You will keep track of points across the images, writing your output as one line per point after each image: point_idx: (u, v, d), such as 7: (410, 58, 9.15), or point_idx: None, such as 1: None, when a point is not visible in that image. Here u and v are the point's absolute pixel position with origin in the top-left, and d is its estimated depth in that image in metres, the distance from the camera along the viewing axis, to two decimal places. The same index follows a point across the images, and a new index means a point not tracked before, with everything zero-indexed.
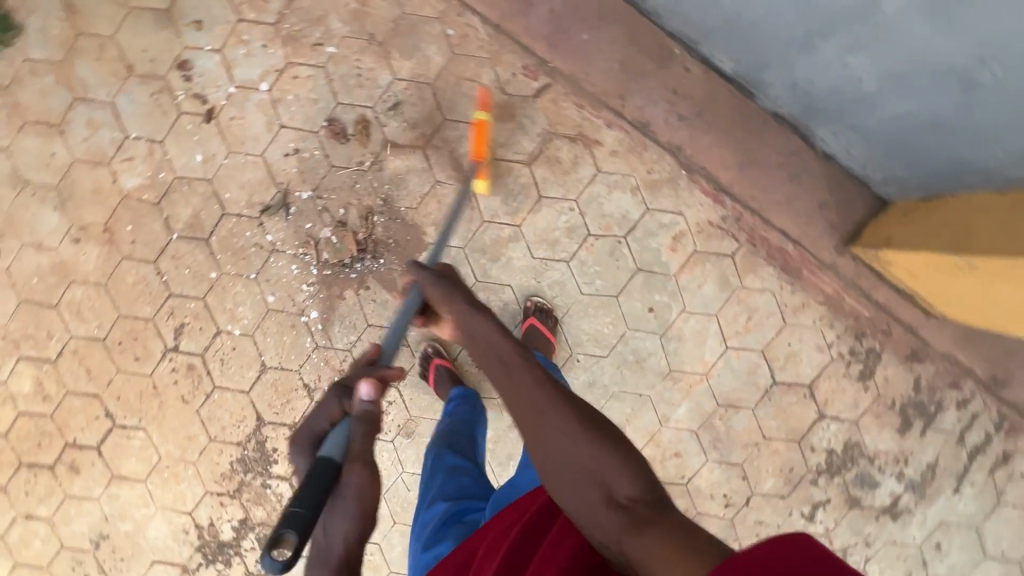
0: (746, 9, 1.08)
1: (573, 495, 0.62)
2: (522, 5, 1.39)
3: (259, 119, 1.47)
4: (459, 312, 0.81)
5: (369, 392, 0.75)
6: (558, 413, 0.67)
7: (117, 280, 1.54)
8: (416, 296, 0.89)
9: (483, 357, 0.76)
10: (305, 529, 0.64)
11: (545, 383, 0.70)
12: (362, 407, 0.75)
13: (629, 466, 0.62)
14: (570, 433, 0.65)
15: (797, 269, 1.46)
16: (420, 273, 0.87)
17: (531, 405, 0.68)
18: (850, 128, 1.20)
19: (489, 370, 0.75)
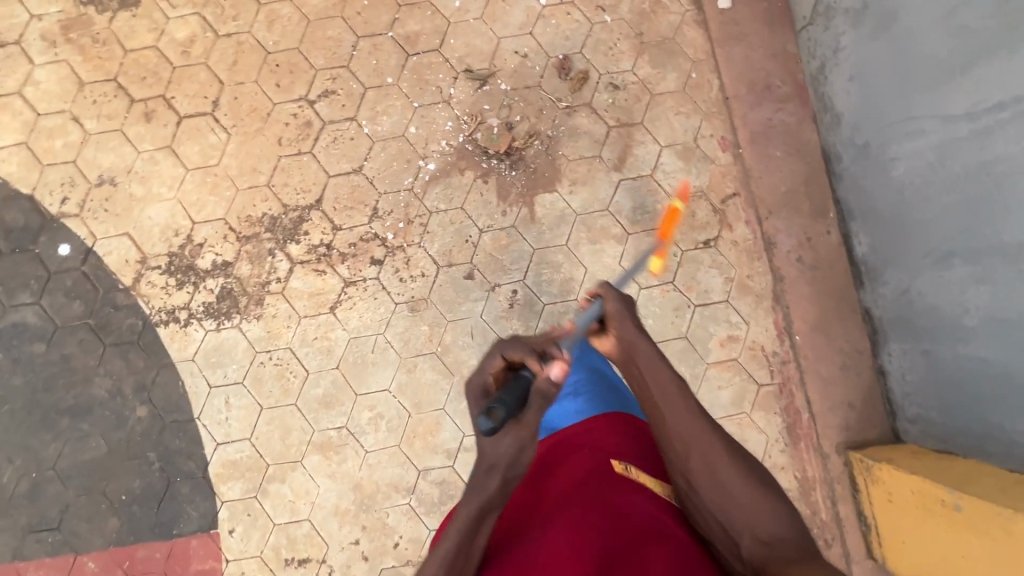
0: (921, 204, 1.27)
1: (711, 512, 0.72)
2: (753, 100, 1.63)
3: (519, 16, 1.68)
4: (625, 334, 0.86)
5: (559, 372, 0.72)
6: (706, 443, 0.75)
7: (321, 26, 1.68)
8: (597, 309, 0.87)
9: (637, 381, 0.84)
10: (510, 412, 0.69)
11: (699, 415, 0.78)
12: (546, 379, 0.72)
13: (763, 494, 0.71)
14: (718, 461, 0.74)
15: (798, 437, 1.55)
16: (606, 291, 0.88)
17: (685, 435, 0.77)
18: (921, 351, 1.36)
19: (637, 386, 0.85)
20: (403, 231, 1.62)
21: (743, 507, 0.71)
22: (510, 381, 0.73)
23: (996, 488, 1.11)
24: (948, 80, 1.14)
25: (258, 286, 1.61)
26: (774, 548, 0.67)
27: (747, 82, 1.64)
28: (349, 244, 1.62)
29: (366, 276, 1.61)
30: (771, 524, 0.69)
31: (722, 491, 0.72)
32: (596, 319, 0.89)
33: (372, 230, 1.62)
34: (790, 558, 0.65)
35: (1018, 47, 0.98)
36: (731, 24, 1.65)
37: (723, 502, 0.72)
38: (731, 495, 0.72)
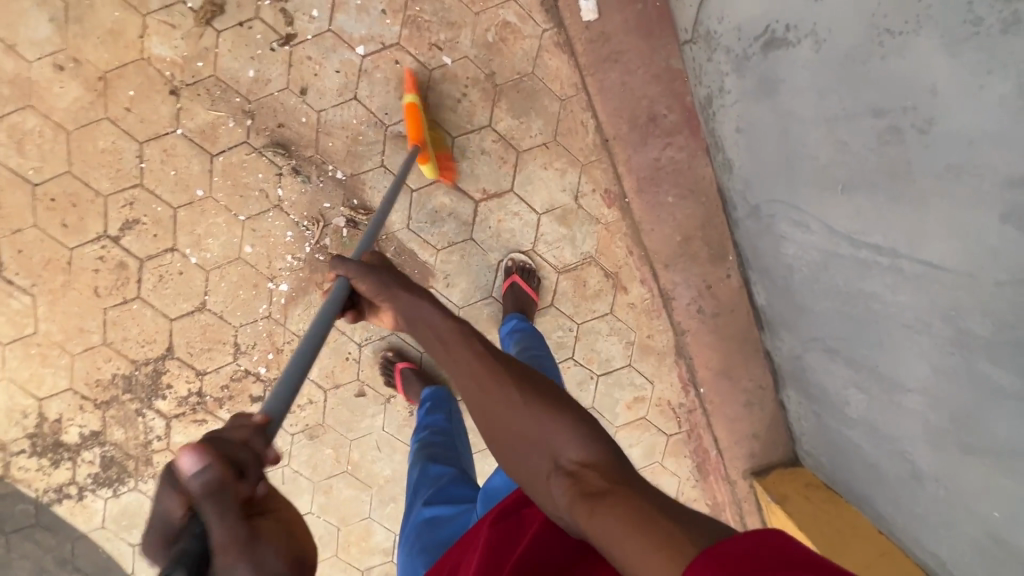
0: (808, 294, 1.16)
1: (525, 467, 0.68)
2: (637, 138, 1.38)
3: (336, 77, 1.31)
4: (415, 303, 0.84)
5: (195, 461, 0.50)
6: (518, 401, 0.71)
7: (86, 136, 1.30)
8: (342, 286, 0.88)
9: (447, 354, 0.79)
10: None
11: (504, 376, 0.74)
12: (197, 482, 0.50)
13: (584, 434, 0.67)
14: (526, 410, 0.70)
15: (707, 471, 1.65)
16: (367, 254, 0.95)
17: (492, 399, 0.72)
18: (814, 412, 1.38)
19: (456, 361, 0.78)
20: (275, 362, 1.47)
21: (552, 445, 0.67)
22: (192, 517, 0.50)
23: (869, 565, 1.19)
24: (830, 192, 0.96)
25: (138, 449, 1.49)
26: (580, 477, 0.63)
27: (628, 115, 1.36)
28: (222, 387, 1.47)
29: (252, 415, 1.50)
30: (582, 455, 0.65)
31: (527, 435, 0.68)
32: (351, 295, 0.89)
33: (241, 368, 1.46)
34: (593, 490, 0.61)
35: (905, 200, 0.82)
36: (601, 43, 1.33)
37: (538, 454, 0.67)
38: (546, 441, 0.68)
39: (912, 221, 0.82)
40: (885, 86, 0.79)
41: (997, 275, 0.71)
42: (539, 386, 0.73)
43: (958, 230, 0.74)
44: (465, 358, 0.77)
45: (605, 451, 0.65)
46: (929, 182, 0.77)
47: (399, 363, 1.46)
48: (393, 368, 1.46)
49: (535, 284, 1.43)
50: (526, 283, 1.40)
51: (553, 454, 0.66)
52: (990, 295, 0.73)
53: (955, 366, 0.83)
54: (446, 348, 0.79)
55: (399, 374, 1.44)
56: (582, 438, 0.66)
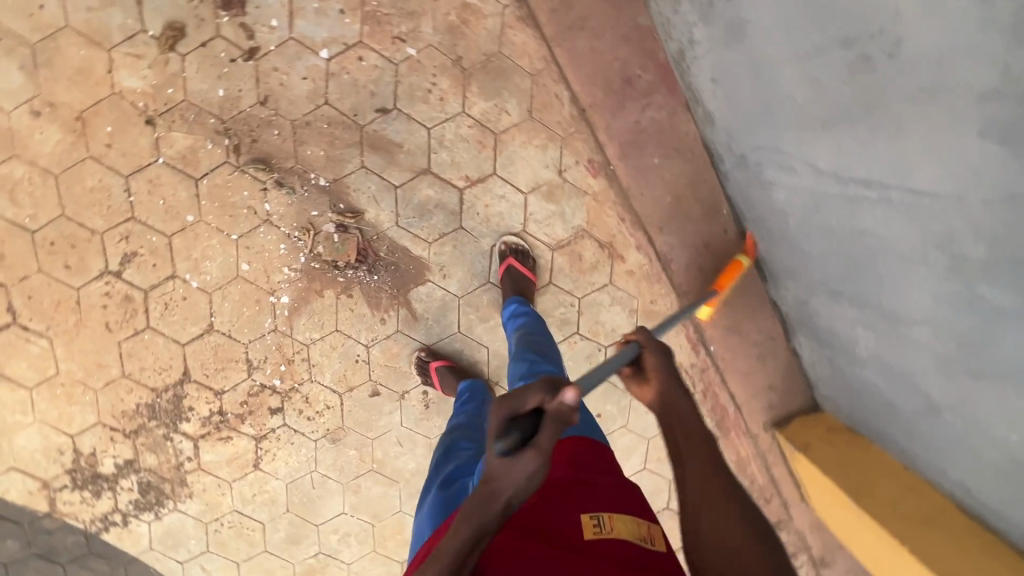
0: (805, 238, 1.14)
1: (713, 564, 0.73)
2: (614, 103, 1.35)
3: (304, 85, 1.31)
4: (640, 389, 0.89)
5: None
6: (730, 519, 0.76)
7: (73, 178, 1.33)
8: (631, 352, 0.90)
9: (679, 443, 0.83)
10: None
11: (734, 499, 0.78)
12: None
13: (768, 557, 0.74)
14: (731, 521, 0.76)
15: (727, 428, 1.64)
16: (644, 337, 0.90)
17: (717, 495, 0.78)
18: (827, 357, 1.36)
19: (682, 456, 0.81)
20: (288, 373, 1.50)
21: (744, 560, 0.73)
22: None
23: (897, 510, 1.21)
24: (812, 130, 0.94)
25: (171, 471, 1.55)
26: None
27: (601, 81, 1.34)
28: (241, 403, 1.51)
29: (274, 427, 1.54)
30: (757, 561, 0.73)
31: (722, 544, 0.74)
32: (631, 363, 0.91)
33: (256, 383, 1.50)
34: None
35: (888, 128, 0.79)
36: (564, 10, 1.30)
37: (722, 558, 0.73)
38: (739, 554, 0.74)
39: (897, 149, 0.79)
40: (847, 15, 0.76)
41: (983, 194, 0.69)
42: (751, 516, 0.77)
43: (942, 155, 0.73)
44: (688, 454, 0.81)
45: (780, 573, 0.73)
46: (906, 109, 0.75)
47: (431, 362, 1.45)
48: (427, 368, 1.45)
49: (531, 263, 1.42)
50: (522, 265, 1.40)
51: (742, 556, 0.73)
52: (980, 216, 0.71)
53: (957, 295, 0.81)
54: (667, 425, 0.85)
55: (433, 373, 1.42)
56: (771, 563, 0.74)
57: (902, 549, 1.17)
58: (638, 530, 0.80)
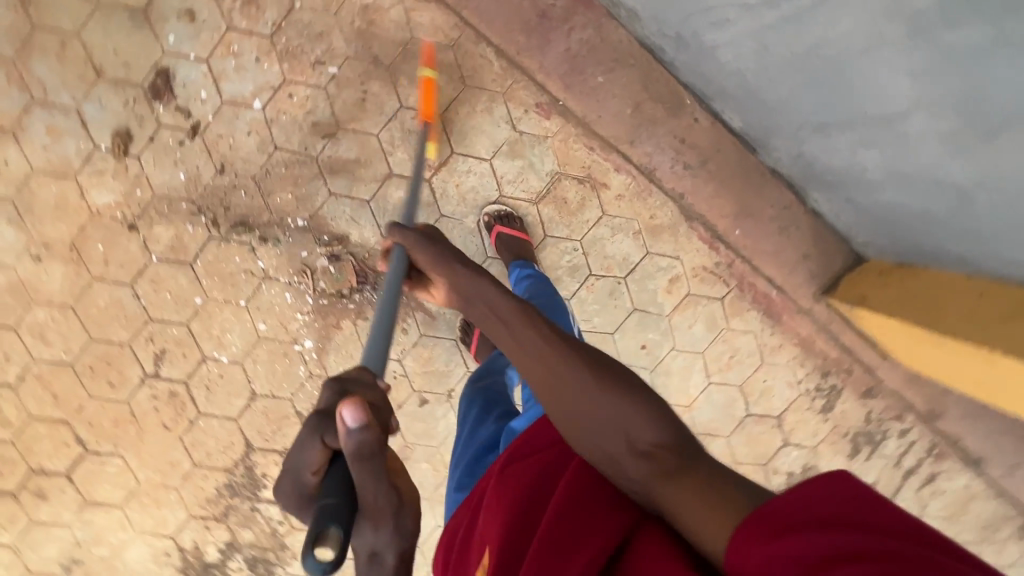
0: (767, 86, 1.10)
1: (600, 452, 0.61)
2: (539, 40, 1.34)
3: (251, 139, 1.35)
4: (450, 271, 0.79)
5: (356, 418, 0.55)
6: (588, 384, 0.63)
7: (87, 303, 1.42)
8: (399, 254, 0.83)
9: (500, 328, 0.72)
10: (350, 522, 0.54)
11: (567, 354, 0.66)
12: (354, 440, 0.55)
13: (648, 410, 0.60)
14: (582, 385, 0.64)
15: (777, 314, 1.57)
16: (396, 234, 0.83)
17: (556, 375, 0.65)
18: (848, 201, 1.29)
19: (507, 341, 0.71)
20: None
21: (625, 427, 0.60)
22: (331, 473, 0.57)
23: (972, 315, 1.14)
24: None
25: (269, 540, 1.60)
26: (654, 460, 0.57)
27: (519, 25, 1.33)
28: None
29: None
30: (652, 437, 0.58)
31: (596, 423, 0.62)
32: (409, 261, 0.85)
33: None
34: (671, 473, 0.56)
35: None
36: None
37: (601, 431, 0.61)
38: (620, 424, 0.60)
39: None
40: None
41: None
42: (599, 366, 0.65)
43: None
44: (518, 329, 0.70)
45: (670, 426, 0.59)
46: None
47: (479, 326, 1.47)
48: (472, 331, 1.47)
49: (519, 225, 1.41)
50: (510, 229, 1.39)
51: (628, 438, 0.59)
52: None
53: (931, 59, 0.80)
54: (490, 318, 0.74)
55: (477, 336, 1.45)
56: (652, 417, 0.59)
57: (983, 349, 1.10)
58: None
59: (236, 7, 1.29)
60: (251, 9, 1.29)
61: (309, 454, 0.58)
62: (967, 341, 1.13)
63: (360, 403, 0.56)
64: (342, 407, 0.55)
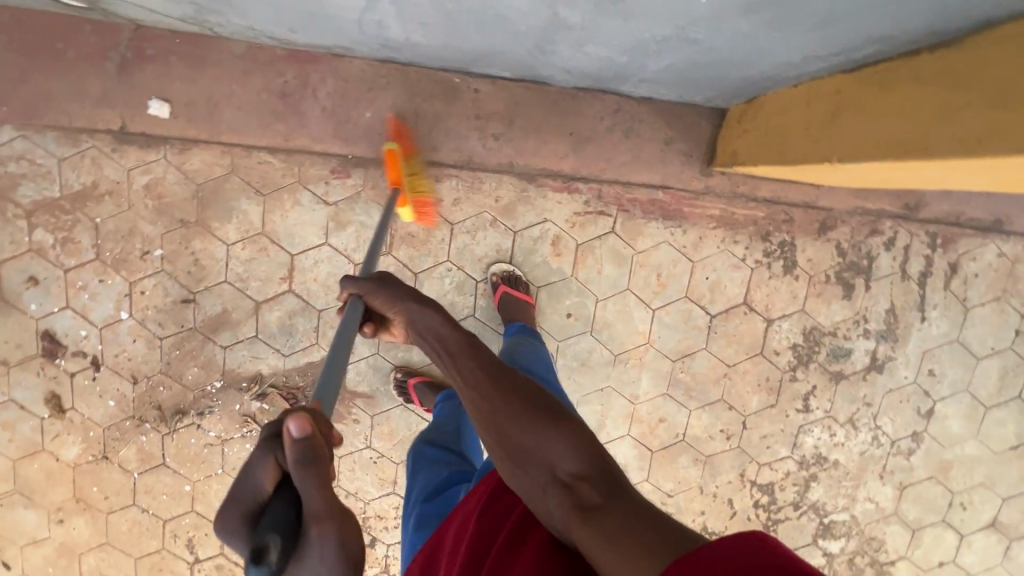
0: (467, 42, 1.01)
1: (528, 471, 0.68)
2: (296, 117, 1.35)
3: (140, 344, 1.48)
4: (406, 313, 0.94)
5: (300, 429, 0.60)
6: (528, 435, 0.70)
7: (115, 533, 1.61)
8: (357, 307, 0.97)
9: (466, 376, 0.82)
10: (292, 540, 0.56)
11: (520, 406, 0.74)
12: (296, 452, 0.59)
13: (577, 446, 0.67)
14: (526, 429, 0.71)
15: (677, 210, 1.44)
16: (356, 288, 0.98)
17: (498, 410, 0.75)
18: (642, 82, 1.16)
19: (471, 398, 0.80)
20: None
21: (552, 459, 0.67)
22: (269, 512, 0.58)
23: (808, 128, 0.96)
24: None
25: None
26: (575, 489, 0.63)
27: (271, 117, 1.34)
28: None
29: (384, 554, 1.65)
30: (572, 467, 0.65)
31: (528, 457, 0.69)
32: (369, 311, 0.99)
33: None
34: (586, 504, 0.60)
35: None
36: (195, 109, 1.33)
37: (538, 462, 0.68)
38: (547, 455, 0.68)
39: None
40: None
41: None
42: (556, 412, 0.73)
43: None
44: (479, 394, 0.79)
45: (593, 461, 0.66)
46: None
47: (409, 380, 1.49)
48: (406, 386, 1.49)
49: (525, 287, 1.43)
50: (515, 291, 1.41)
51: (553, 472, 0.66)
52: None
53: None
54: (484, 369, 0.81)
55: (412, 389, 1.47)
56: (579, 452, 0.66)
57: (824, 163, 0.93)
58: None
59: (59, 251, 1.41)
60: (70, 245, 1.41)
61: (264, 475, 0.61)
62: (809, 162, 0.96)
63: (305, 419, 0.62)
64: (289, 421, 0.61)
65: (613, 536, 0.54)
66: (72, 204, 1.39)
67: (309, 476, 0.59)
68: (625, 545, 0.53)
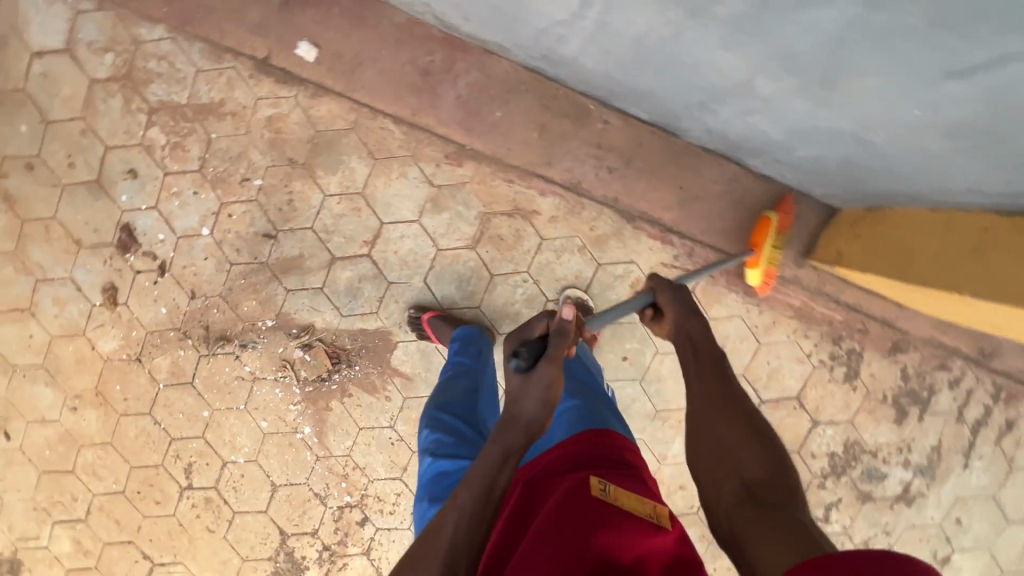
0: (633, 78, 1.05)
1: (714, 460, 0.83)
2: (429, 97, 1.38)
3: (209, 262, 1.50)
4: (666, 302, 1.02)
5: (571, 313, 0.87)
6: (725, 430, 0.84)
7: (121, 436, 1.61)
8: (649, 299, 1.04)
9: (685, 361, 0.95)
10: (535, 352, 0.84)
11: (734, 407, 0.87)
12: (565, 317, 0.87)
13: (763, 458, 0.80)
14: (727, 425, 0.85)
15: (760, 290, 1.45)
16: (659, 285, 1.03)
17: (714, 408, 0.87)
18: (775, 161, 1.19)
19: (687, 375, 0.94)
20: (351, 486, 1.61)
21: (739, 459, 0.81)
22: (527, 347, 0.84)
23: (942, 253, 1.00)
24: None
25: None
26: (753, 489, 0.76)
27: (407, 89, 1.38)
28: (335, 531, 1.64)
29: (371, 535, 1.63)
30: (759, 473, 0.78)
31: (712, 445, 0.84)
32: (649, 305, 1.05)
33: (334, 508, 1.63)
34: (757, 502, 0.74)
35: None
36: (339, 61, 1.37)
37: (720, 450, 0.83)
38: (738, 453, 0.82)
39: None
40: None
41: None
42: (758, 424, 0.85)
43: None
44: (694, 373, 0.93)
45: (769, 470, 0.79)
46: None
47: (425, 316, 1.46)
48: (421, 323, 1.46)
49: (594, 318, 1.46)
50: (586, 319, 1.43)
51: (740, 469, 0.80)
52: None
53: (723, 29, 0.72)
54: (697, 361, 0.94)
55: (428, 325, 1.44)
56: (765, 465, 0.79)
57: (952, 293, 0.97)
58: (643, 507, 0.76)
59: (167, 154, 1.45)
60: (178, 152, 1.45)
61: (540, 357, 0.83)
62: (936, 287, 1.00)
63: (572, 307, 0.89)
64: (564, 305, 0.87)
65: (777, 529, 0.67)
66: (194, 114, 1.42)
67: (559, 338, 0.85)
68: (786, 537, 0.64)
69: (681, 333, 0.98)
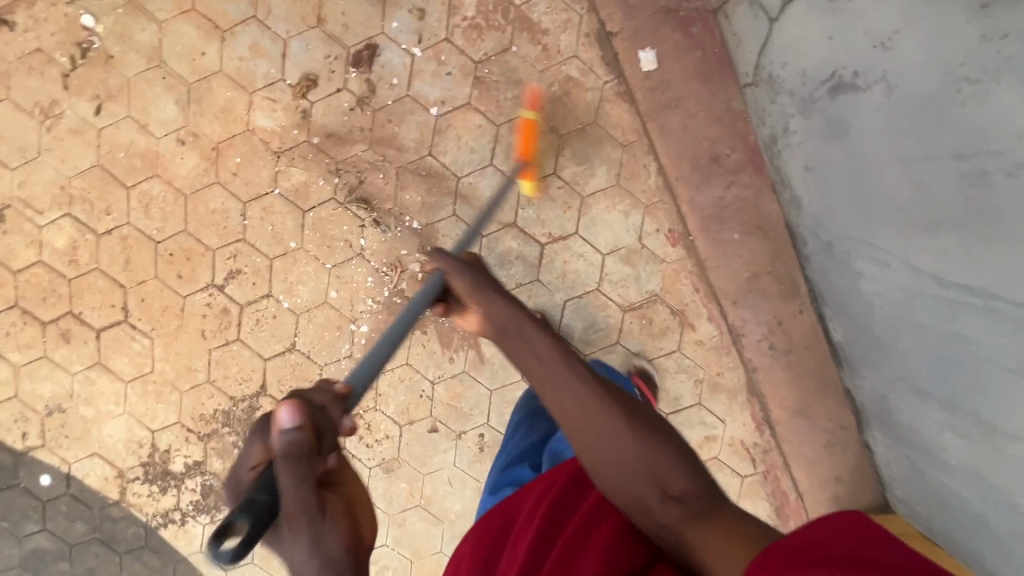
0: (890, 332, 1.13)
1: (626, 491, 0.68)
2: (700, 177, 1.40)
3: (413, 136, 1.44)
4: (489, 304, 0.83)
5: (292, 419, 0.57)
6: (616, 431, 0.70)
7: (200, 200, 1.49)
8: (439, 279, 0.88)
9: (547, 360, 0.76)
10: (265, 514, 0.55)
11: (610, 404, 0.72)
12: (283, 440, 0.56)
13: (688, 469, 0.68)
14: (626, 425, 0.70)
15: (787, 516, 1.56)
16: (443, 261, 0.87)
17: (593, 419, 0.71)
18: (903, 451, 1.30)
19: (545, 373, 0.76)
20: None
21: (659, 478, 0.67)
22: (267, 469, 0.59)
23: None
24: (912, 232, 1.00)
25: None
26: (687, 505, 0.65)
27: (690, 157, 1.39)
28: None
29: None
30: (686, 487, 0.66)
31: (627, 464, 0.68)
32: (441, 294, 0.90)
33: None
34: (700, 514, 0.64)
35: (988, 240, 0.86)
36: (661, 89, 1.37)
37: (630, 474, 0.68)
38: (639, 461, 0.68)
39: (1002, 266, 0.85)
40: (964, 133, 0.87)
41: None
42: (646, 415, 0.73)
43: None
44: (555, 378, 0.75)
45: (704, 483, 0.67)
46: (1010, 229, 0.82)
47: None
48: None
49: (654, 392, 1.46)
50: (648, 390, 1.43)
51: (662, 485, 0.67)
52: None
53: None
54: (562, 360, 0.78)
55: None
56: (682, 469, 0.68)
57: None
58: None
59: (462, 27, 1.39)
60: (473, 34, 1.39)
61: (252, 455, 0.61)
62: None
63: (295, 406, 0.59)
64: (280, 407, 0.59)
65: (741, 541, 0.59)
66: (514, 20, 1.38)
67: (283, 470, 0.56)
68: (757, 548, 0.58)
69: (517, 307, 0.83)
